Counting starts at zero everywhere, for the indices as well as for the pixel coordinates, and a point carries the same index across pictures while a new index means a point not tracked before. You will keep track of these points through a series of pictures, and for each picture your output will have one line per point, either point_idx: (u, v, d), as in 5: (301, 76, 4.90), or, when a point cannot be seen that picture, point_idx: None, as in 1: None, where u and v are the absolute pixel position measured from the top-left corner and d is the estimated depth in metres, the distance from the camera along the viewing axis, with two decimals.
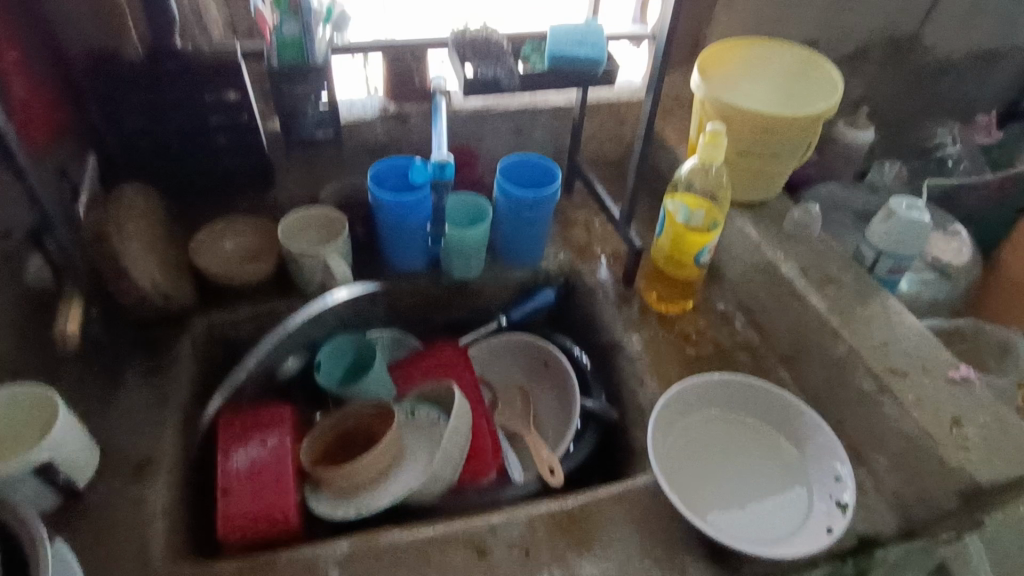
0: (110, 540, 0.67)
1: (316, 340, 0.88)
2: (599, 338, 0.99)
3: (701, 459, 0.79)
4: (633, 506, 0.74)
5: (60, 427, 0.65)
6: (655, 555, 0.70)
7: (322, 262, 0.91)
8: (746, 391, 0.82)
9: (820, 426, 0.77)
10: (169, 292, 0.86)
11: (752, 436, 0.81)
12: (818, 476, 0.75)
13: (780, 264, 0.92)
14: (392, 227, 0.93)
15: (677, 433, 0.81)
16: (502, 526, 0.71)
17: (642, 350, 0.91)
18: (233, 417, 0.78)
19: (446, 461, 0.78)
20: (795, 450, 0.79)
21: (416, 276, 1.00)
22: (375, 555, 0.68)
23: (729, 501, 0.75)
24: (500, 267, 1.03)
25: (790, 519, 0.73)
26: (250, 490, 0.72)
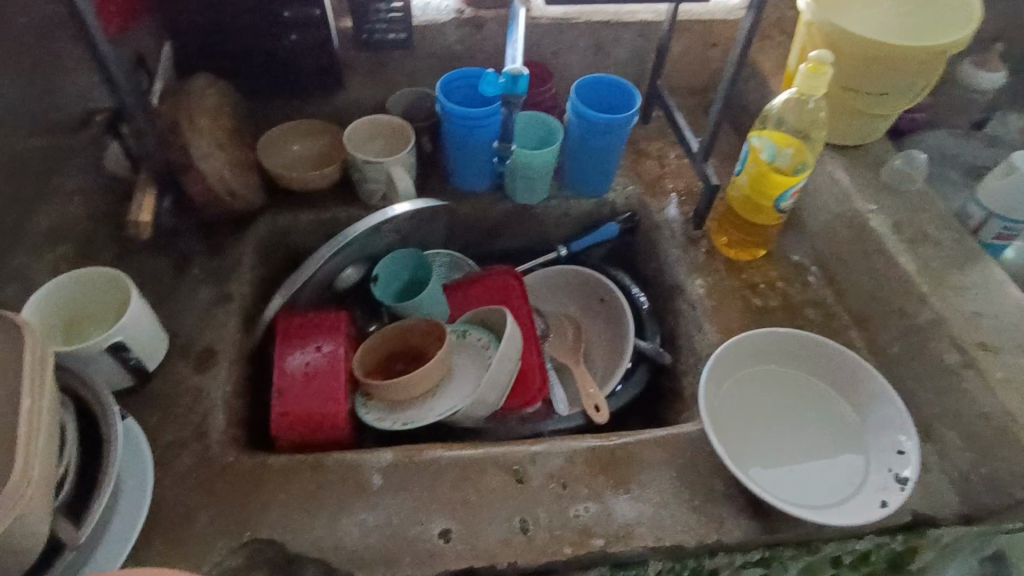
0: (174, 423, 0.71)
1: (374, 253, 0.87)
2: (659, 277, 0.95)
3: (752, 413, 0.76)
4: (674, 452, 0.72)
5: (134, 314, 0.69)
6: (693, 503, 0.69)
7: (385, 172, 0.88)
8: (810, 348, 0.77)
9: (888, 395, 0.72)
10: (236, 190, 0.87)
11: (810, 396, 0.77)
12: (877, 446, 0.71)
13: (869, 217, 0.84)
14: (457, 141, 0.90)
15: (731, 385, 0.77)
16: (542, 455, 0.71)
17: (704, 295, 0.87)
18: (289, 321, 0.80)
19: (493, 387, 0.78)
20: (855, 417, 0.74)
21: (479, 196, 0.98)
22: (418, 468, 0.70)
23: (776, 459, 0.73)
24: (565, 194, 0.99)
25: (841, 485, 0.69)
26: (304, 393, 0.75)
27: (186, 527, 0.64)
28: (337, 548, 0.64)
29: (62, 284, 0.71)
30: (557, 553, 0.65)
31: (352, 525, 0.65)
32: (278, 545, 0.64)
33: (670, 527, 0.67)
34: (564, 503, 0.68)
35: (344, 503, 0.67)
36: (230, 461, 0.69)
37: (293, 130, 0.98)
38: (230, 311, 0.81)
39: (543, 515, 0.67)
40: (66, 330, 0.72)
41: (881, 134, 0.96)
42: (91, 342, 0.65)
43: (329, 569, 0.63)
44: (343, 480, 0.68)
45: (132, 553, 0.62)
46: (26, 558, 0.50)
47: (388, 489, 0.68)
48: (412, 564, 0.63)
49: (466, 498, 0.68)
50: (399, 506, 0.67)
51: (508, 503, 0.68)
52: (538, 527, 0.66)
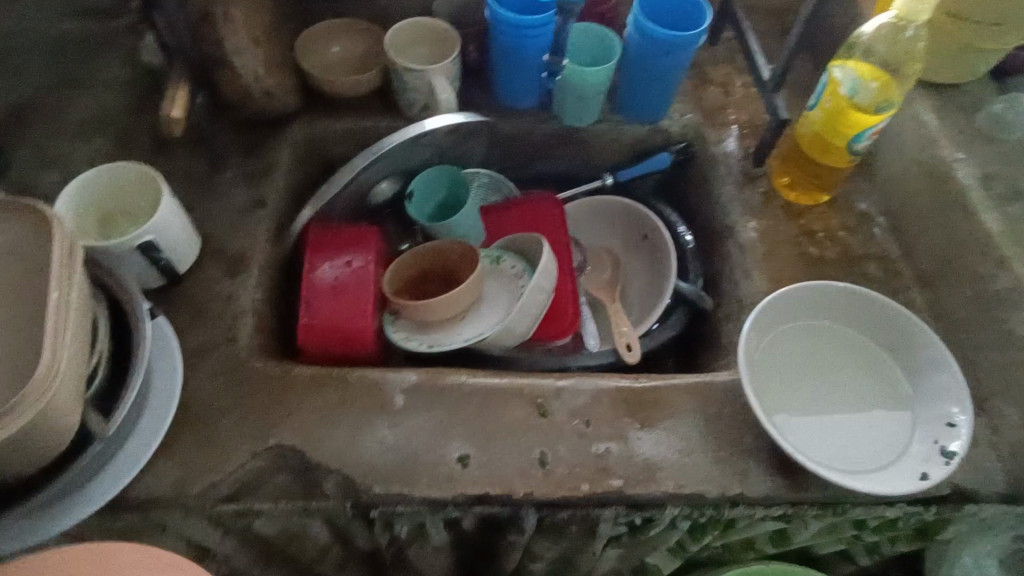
0: (204, 325, 0.71)
1: (410, 168, 0.84)
2: (709, 217, 0.89)
3: (794, 367, 0.72)
4: (706, 400, 0.70)
5: (165, 215, 0.67)
6: (719, 453, 0.67)
7: (426, 81, 0.83)
8: (866, 306, 0.72)
9: (947, 363, 0.66)
10: (271, 91, 0.83)
11: (858, 355, 0.72)
12: (926, 416, 0.66)
13: (954, 167, 0.76)
14: (505, 52, 0.83)
15: (774, 336, 0.73)
16: (567, 391, 0.70)
17: (756, 240, 0.81)
18: (321, 233, 0.78)
19: (523, 317, 0.76)
20: (905, 382, 0.70)
21: (523, 114, 0.91)
22: (441, 392, 0.69)
23: (813, 416, 0.69)
24: (617, 119, 0.92)
25: (879, 451, 0.66)
26: (333, 306, 0.74)
27: (213, 427, 0.65)
28: (357, 463, 0.64)
29: (96, 179, 0.71)
30: (574, 488, 0.64)
31: (372, 442, 0.65)
32: (300, 455, 0.65)
33: (692, 476, 0.65)
34: (585, 441, 0.67)
35: (366, 418, 0.67)
36: (256, 368, 0.69)
37: (332, 30, 0.92)
38: (261, 217, 0.79)
39: (563, 450, 0.66)
40: (100, 224, 0.72)
41: (983, 73, 0.85)
42: (122, 240, 0.65)
43: (348, 482, 0.64)
44: (367, 397, 0.68)
45: (160, 447, 0.64)
46: (55, 445, 0.52)
47: (410, 410, 0.68)
48: (428, 485, 0.64)
49: (488, 427, 0.67)
50: (420, 428, 0.67)
51: (529, 435, 0.67)
52: (557, 462, 0.65)
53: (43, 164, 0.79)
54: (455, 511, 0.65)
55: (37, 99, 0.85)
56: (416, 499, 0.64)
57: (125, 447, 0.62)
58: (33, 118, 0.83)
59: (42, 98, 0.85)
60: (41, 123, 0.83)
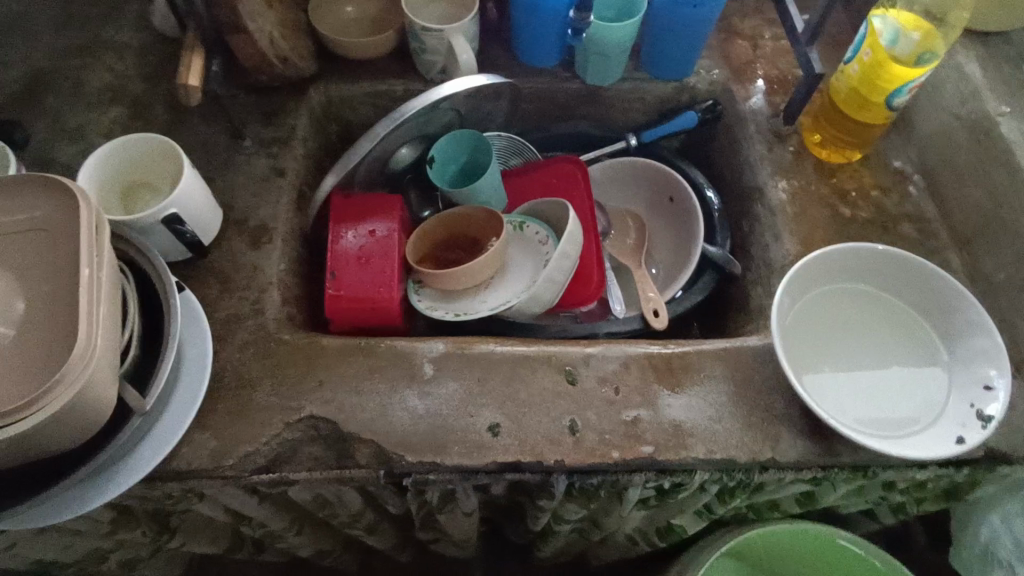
0: (230, 297, 0.71)
1: (430, 133, 0.82)
2: (736, 177, 0.87)
3: (826, 330, 0.71)
4: (736, 365, 0.69)
5: (187, 186, 0.67)
6: (749, 419, 0.66)
7: (445, 41, 0.80)
8: (900, 269, 0.70)
9: (985, 325, 0.65)
10: (287, 56, 0.81)
11: (892, 319, 0.71)
12: (962, 379, 0.65)
13: (1000, 121, 0.72)
14: (526, 12, 0.80)
15: (805, 301, 0.72)
16: (596, 358, 0.69)
17: (786, 201, 0.79)
18: (343, 202, 0.77)
19: (549, 285, 0.75)
20: (940, 346, 0.68)
21: (544, 74, 0.88)
22: (469, 361, 0.69)
23: (846, 381, 0.68)
24: (641, 76, 0.89)
25: (913, 416, 0.65)
26: (358, 275, 0.74)
27: (246, 397, 0.66)
28: (389, 432, 0.65)
29: (117, 151, 0.70)
30: (604, 455, 0.65)
31: (402, 412, 0.66)
32: (332, 425, 0.66)
33: (722, 442, 0.65)
34: (615, 408, 0.67)
35: (396, 388, 0.67)
36: (285, 339, 0.69)
37: None
38: (282, 186, 0.78)
39: (593, 417, 0.66)
40: (123, 195, 0.71)
41: None
42: (147, 213, 0.64)
43: (380, 450, 0.65)
44: (396, 366, 0.68)
45: (196, 419, 0.64)
46: (96, 420, 0.52)
47: (439, 379, 0.68)
48: (460, 453, 0.64)
49: (517, 395, 0.67)
50: (449, 397, 0.67)
51: (558, 403, 0.67)
52: (587, 429, 0.66)
53: (62, 136, 0.78)
54: (486, 478, 0.66)
55: (50, 67, 0.83)
56: (448, 467, 0.64)
57: (161, 421, 0.62)
58: (47, 87, 0.82)
59: (55, 66, 0.83)
60: (56, 92, 0.81)
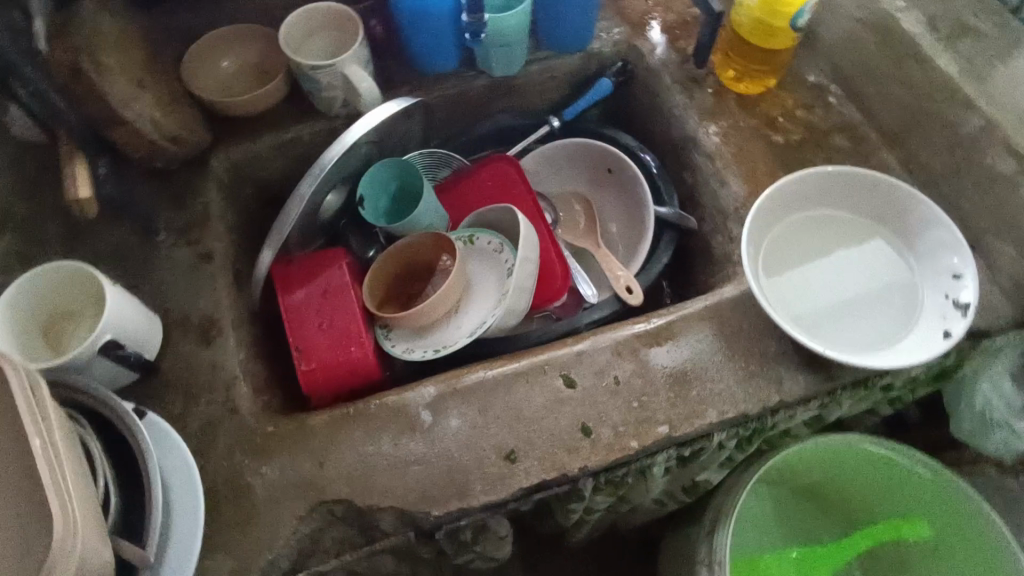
0: (198, 404, 0.66)
1: (354, 172, 0.78)
2: (666, 132, 0.86)
3: (796, 260, 0.72)
4: (722, 319, 0.69)
5: (114, 306, 0.61)
6: (749, 368, 0.67)
7: (339, 74, 0.75)
8: (845, 182, 0.72)
9: (939, 217, 0.67)
10: (176, 133, 0.74)
11: (851, 231, 0.72)
12: (931, 275, 0.68)
13: (898, 16, 0.74)
14: (414, 21, 0.77)
15: (770, 240, 0.72)
16: (587, 353, 0.68)
17: (721, 144, 0.79)
18: (287, 271, 0.73)
19: (520, 293, 0.73)
20: (902, 248, 0.70)
21: (450, 79, 0.84)
22: (464, 394, 0.67)
23: (828, 305, 0.69)
24: (546, 54, 0.87)
25: (897, 322, 0.67)
26: (325, 340, 0.70)
27: (248, 504, 0.62)
28: (405, 490, 0.63)
29: (23, 289, 0.63)
30: (624, 447, 0.64)
31: (411, 467, 0.63)
32: (346, 503, 0.63)
33: (731, 398, 0.66)
34: (621, 397, 0.66)
35: (401, 445, 0.65)
36: (270, 430, 0.65)
37: (219, 42, 0.82)
38: (214, 271, 0.72)
39: (602, 414, 0.66)
40: (45, 334, 0.65)
41: None
42: (79, 349, 0.59)
43: (404, 514, 0.62)
44: (393, 422, 0.66)
45: (203, 543, 0.60)
46: None
47: (441, 423, 0.65)
48: (483, 490, 0.63)
49: (520, 415, 0.66)
50: (456, 437, 0.65)
51: (564, 410, 0.66)
52: (601, 427, 0.65)
53: None
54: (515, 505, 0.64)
55: None
56: (477, 508, 0.62)
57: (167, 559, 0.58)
58: None
59: None
60: None
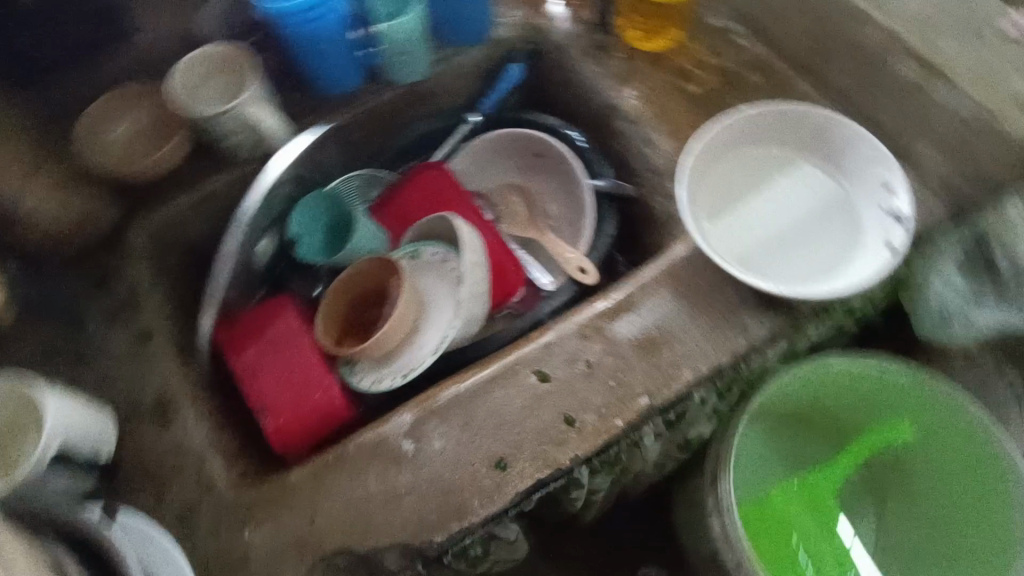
0: (172, 488, 0.63)
1: (280, 214, 0.75)
2: (584, 104, 0.85)
3: (735, 204, 0.72)
4: (678, 278, 0.69)
5: (54, 412, 0.58)
6: (714, 320, 0.68)
7: (243, 116, 0.72)
8: (771, 120, 0.72)
9: (863, 135, 0.68)
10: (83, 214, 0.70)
11: (782, 164, 0.73)
12: (865, 192, 0.69)
13: None
14: (307, 47, 0.73)
15: (707, 190, 0.72)
16: (555, 343, 0.68)
17: (640, 106, 0.79)
18: (233, 331, 0.71)
19: (474, 298, 0.72)
20: (833, 171, 0.71)
21: (360, 96, 0.82)
22: (443, 413, 0.65)
23: (774, 243, 0.70)
24: (449, 51, 0.84)
25: (842, 244, 0.68)
26: (287, 392, 0.68)
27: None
28: (403, 521, 0.61)
29: None
30: (611, 427, 0.64)
31: (405, 496, 0.62)
32: (348, 552, 0.61)
33: (702, 354, 0.66)
34: (597, 379, 0.66)
35: (390, 479, 0.63)
36: (251, 497, 0.63)
37: (105, 108, 0.74)
38: (157, 347, 0.69)
39: (582, 399, 0.65)
40: None
41: None
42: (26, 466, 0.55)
43: (408, 547, 0.61)
44: (377, 458, 0.64)
45: None
46: None
47: (425, 447, 0.64)
48: (482, 504, 0.61)
49: (502, 419, 0.65)
50: (444, 458, 0.63)
51: (545, 404, 0.65)
52: (584, 413, 0.65)
53: None
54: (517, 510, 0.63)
55: None
56: (479, 523, 0.61)
57: None
58: None
59: None
60: None
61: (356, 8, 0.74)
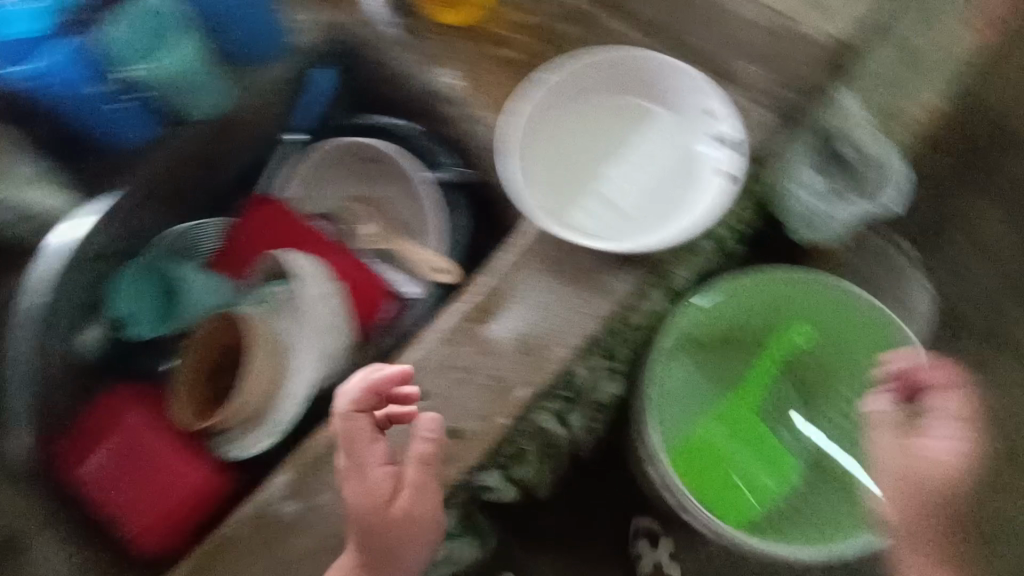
0: None
1: (91, 299, 0.65)
2: (406, 94, 0.79)
3: (572, 169, 0.68)
4: (533, 256, 0.66)
5: None
6: (577, 291, 0.65)
7: (18, 204, 0.68)
8: (591, 71, 0.68)
9: (679, 67, 0.66)
10: None
11: (608, 113, 0.69)
12: (694, 124, 0.67)
13: None
14: (71, 110, 0.66)
15: (541, 161, 0.68)
16: (423, 357, 0.64)
17: (459, 85, 0.74)
18: (69, 442, 0.64)
19: (331, 330, 0.68)
20: (660, 108, 0.69)
21: (159, 144, 0.72)
22: (322, 465, 0.61)
23: (620, 199, 0.67)
24: (245, 70, 0.75)
25: (685, 182, 0.66)
26: (148, 490, 0.63)
27: None
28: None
29: None
30: (495, 427, 0.62)
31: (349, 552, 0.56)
32: None
33: (572, 329, 0.64)
34: (471, 381, 0.63)
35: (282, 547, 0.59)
36: None
37: None
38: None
39: (461, 407, 0.63)
40: None
41: None
42: None
43: None
44: (263, 531, 0.60)
45: None
46: None
47: (310, 505, 0.60)
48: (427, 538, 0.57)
49: (384, 452, 0.61)
50: (333, 510, 0.60)
51: (425, 423, 0.62)
52: (465, 420, 0.62)
53: None
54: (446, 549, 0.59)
55: None
56: None
57: None
58: None
59: None
60: None
61: (94, 49, 0.63)
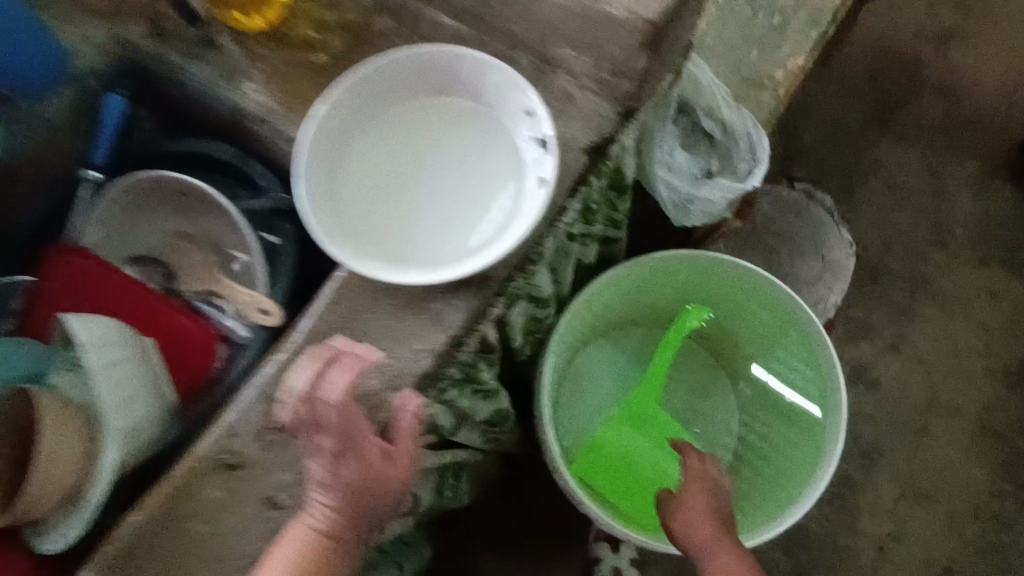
0: None
1: None
2: (216, 113, 0.69)
3: (383, 186, 0.60)
4: (353, 294, 0.59)
5: None
6: (404, 327, 0.58)
7: None
8: (390, 71, 0.58)
9: (484, 60, 0.56)
10: None
11: (419, 117, 0.60)
12: (511, 123, 0.59)
13: None
14: None
15: (345, 182, 0.59)
16: (237, 421, 0.57)
17: (266, 100, 0.65)
18: None
19: (134, 398, 0.60)
20: (475, 105, 0.60)
21: None
22: (131, 555, 0.55)
23: (438, 216, 0.59)
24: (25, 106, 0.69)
25: (506, 192, 0.59)
26: None
27: None
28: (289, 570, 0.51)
29: None
30: None
31: (329, 510, 0.51)
32: None
33: (402, 372, 0.58)
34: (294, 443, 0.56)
35: None
36: None
37: None
38: None
39: (285, 471, 0.56)
40: None
41: None
42: None
43: None
44: None
45: None
46: None
47: None
48: (401, 483, 0.55)
49: (199, 532, 0.55)
50: None
51: (243, 493, 0.56)
52: (289, 486, 0.56)
53: None
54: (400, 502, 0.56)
55: None
56: None
57: None
58: None
59: None
60: None
61: None
